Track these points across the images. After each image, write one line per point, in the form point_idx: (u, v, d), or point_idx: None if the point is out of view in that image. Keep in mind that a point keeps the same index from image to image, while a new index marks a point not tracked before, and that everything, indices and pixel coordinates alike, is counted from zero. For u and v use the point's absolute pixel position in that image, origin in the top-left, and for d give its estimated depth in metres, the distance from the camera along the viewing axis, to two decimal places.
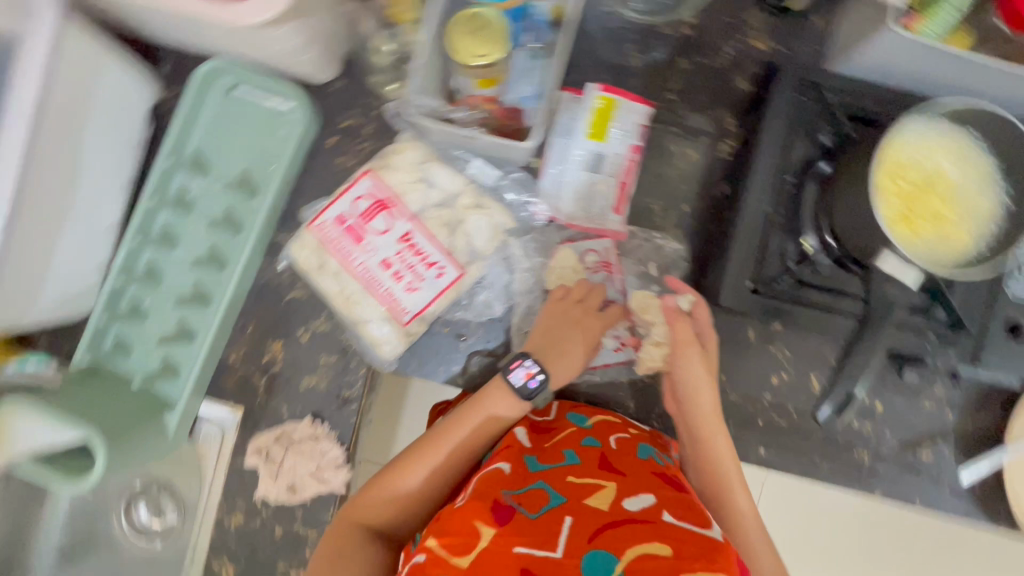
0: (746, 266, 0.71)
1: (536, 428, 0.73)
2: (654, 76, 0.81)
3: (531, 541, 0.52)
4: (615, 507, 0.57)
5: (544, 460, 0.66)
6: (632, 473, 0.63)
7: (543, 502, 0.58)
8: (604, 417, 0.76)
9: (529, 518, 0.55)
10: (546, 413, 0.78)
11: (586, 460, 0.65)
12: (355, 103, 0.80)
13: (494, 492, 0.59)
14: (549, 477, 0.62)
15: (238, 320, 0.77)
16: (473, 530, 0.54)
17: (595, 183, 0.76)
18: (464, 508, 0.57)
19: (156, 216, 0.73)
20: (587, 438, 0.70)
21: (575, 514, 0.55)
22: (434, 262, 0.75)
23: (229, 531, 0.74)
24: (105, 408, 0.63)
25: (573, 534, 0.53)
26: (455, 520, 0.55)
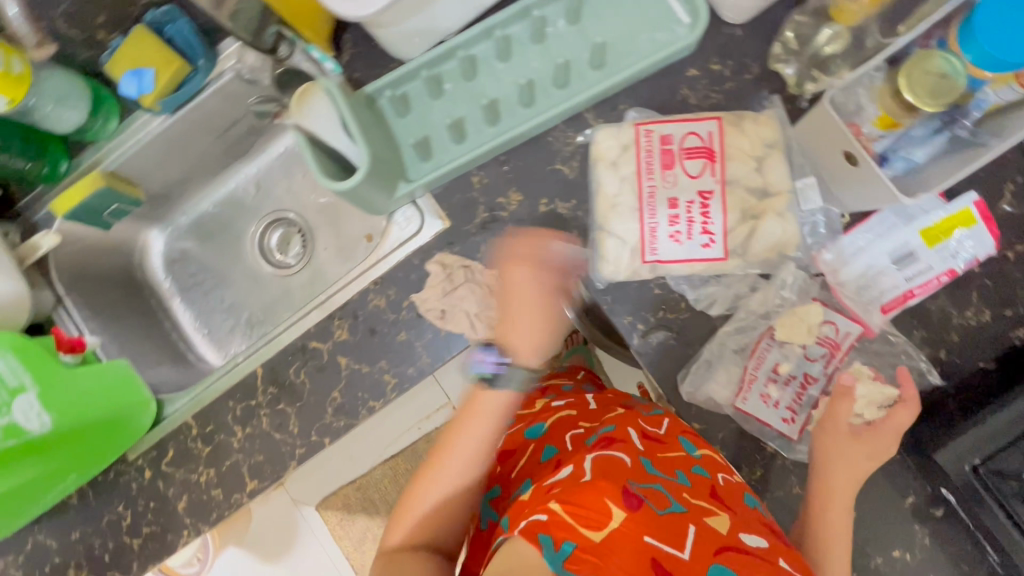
0: (985, 441, 0.63)
1: (645, 434, 0.68)
2: (1009, 225, 0.71)
3: (664, 536, 0.50)
4: (733, 536, 0.54)
5: (657, 465, 0.62)
6: (742, 513, 0.60)
7: (666, 502, 0.55)
8: (711, 454, 0.69)
9: (655, 513, 0.52)
10: (654, 425, 0.71)
11: (698, 485, 0.61)
12: (736, 55, 0.75)
13: (619, 478, 0.56)
14: (666, 482, 0.59)
15: (501, 155, 0.79)
16: (605, 509, 0.50)
17: (886, 274, 0.70)
18: (591, 483, 0.53)
19: (513, 25, 0.76)
20: (696, 467, 0.65)
21: (698, 526, 0.53)
22: (710, 232, 0.71)
23: (366, 305, 0.81)
24: (371, 134, 0.73)
25: (699, 542, 0.52)
26: (584, 495, 0.51)
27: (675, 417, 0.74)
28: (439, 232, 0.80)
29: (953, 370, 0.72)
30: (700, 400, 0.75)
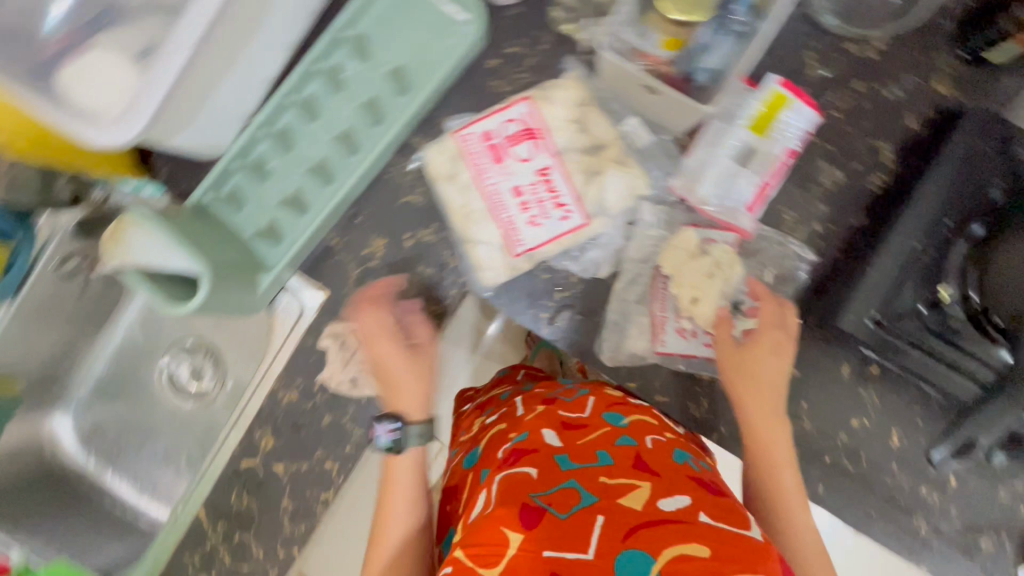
0: (875, 295, 0.65)
1: (565, 426, 0.69)
2: (825, 89, 0.75)
3: (566, 543, 0.51)
4: (650, 507, 0.54)
5: (576, 458, 0.62)
6: (668, 476, 0.59)
7: (574, 501, 0.55)
8: (640, 417, 0.70)
9: (558, 517, 0.53)
10: (581, 410, 0.73)
11: (619, 460, 0.61)
12: (526, 33, 0.76)
13: (521, 494, 0.57)
14: (581, 476, 0.59)
15: (350, 208, 0.78)
16: (501, 538, 0.52)
17: (739, 175, 0.71)
18: (492, 514, 0.55)
19: (307, 84, 0.75)
20: (622, 438, 0.65)
21: (607, 513, 0.53)
22: (563, 204, 0.71)
23: (280, 404, 0.78)
24: (205, 243, 0.69)
25: (606, 532, 0.51)
26: (485, 531, 0.54)
27: (602, 394, 0.75)
28: (321, 304, 0.78)
29: (832, 238, 0.74)
30: (625, 359, 0.75)
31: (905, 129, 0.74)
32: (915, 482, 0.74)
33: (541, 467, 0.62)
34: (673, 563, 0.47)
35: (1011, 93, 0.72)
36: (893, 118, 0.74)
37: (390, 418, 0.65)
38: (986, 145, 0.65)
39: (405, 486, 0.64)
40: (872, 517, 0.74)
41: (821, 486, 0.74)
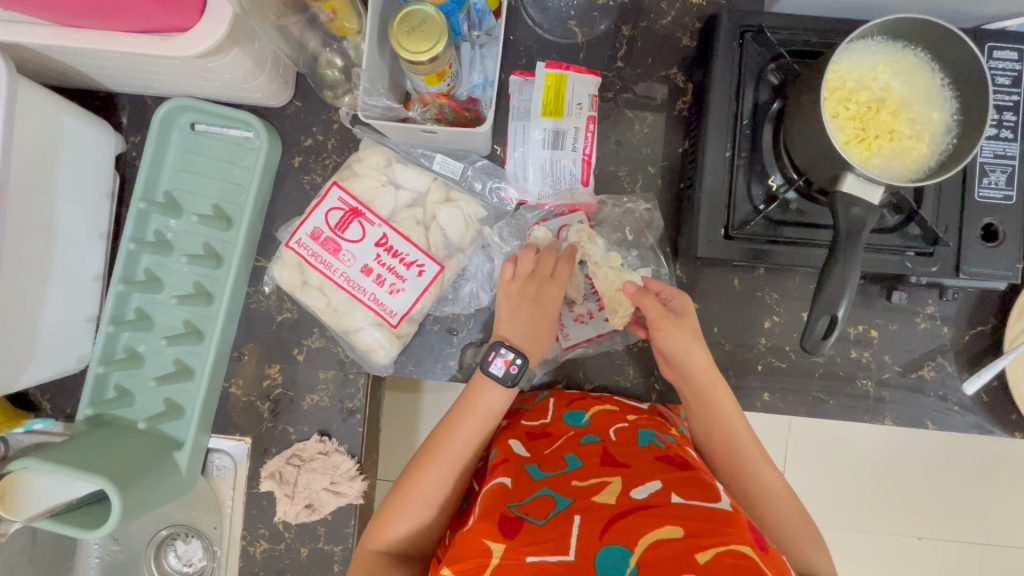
0: (716, 213, 0.67)
1: (531, 434, 0.71)
2: (601, 48, 0.77)
3: (547, 548, 0.51)
4: (623, 498, 0.55)
5: (546, 467, 0.64)
6: (636, 464, 0.60)
7: (550, 507, 0.56)
8: (601, 407, 0.73)
9: (536, 526, 0.54)
10: (543, 415, 0.74)
11: (588, 459, 0.63)
12: (315, 121, 0.77)
13: (499, 506, 0.58)
14: (553, 483, 0.60)
15: (234, 351, 0.79)
16: (485, 549, 0.52)
17: (560, 159, 0.73)
18: (472, 529, 0.55)
19: (139, 259, 0.76)
20: (587, 436, 0.68)
21: (584, 512, 0.54)
22: (413, 261, 0.72)
23: (255, 557, 0.78)
24: (111, 455, 0.68)
25: (583, 531, 0.52)
26: (469, 544, 0.54)
27: (560, 395, 0.78)
28: (249, 449, 0.78)
29: (670, 173, 0.78)
30: None
31: (683, 51, 0.77)
32: (843, 350, 0.76)
33: (515, 475, 0.63)
34: (649, 550, 0.48)
35: None
36: (669, 46, 0.77)
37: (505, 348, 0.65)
38: (746, 38, 0.66)
39: (474, 423, 0.66)
40: (822, 398, 0.76)
41: (764, 393, 0.76)
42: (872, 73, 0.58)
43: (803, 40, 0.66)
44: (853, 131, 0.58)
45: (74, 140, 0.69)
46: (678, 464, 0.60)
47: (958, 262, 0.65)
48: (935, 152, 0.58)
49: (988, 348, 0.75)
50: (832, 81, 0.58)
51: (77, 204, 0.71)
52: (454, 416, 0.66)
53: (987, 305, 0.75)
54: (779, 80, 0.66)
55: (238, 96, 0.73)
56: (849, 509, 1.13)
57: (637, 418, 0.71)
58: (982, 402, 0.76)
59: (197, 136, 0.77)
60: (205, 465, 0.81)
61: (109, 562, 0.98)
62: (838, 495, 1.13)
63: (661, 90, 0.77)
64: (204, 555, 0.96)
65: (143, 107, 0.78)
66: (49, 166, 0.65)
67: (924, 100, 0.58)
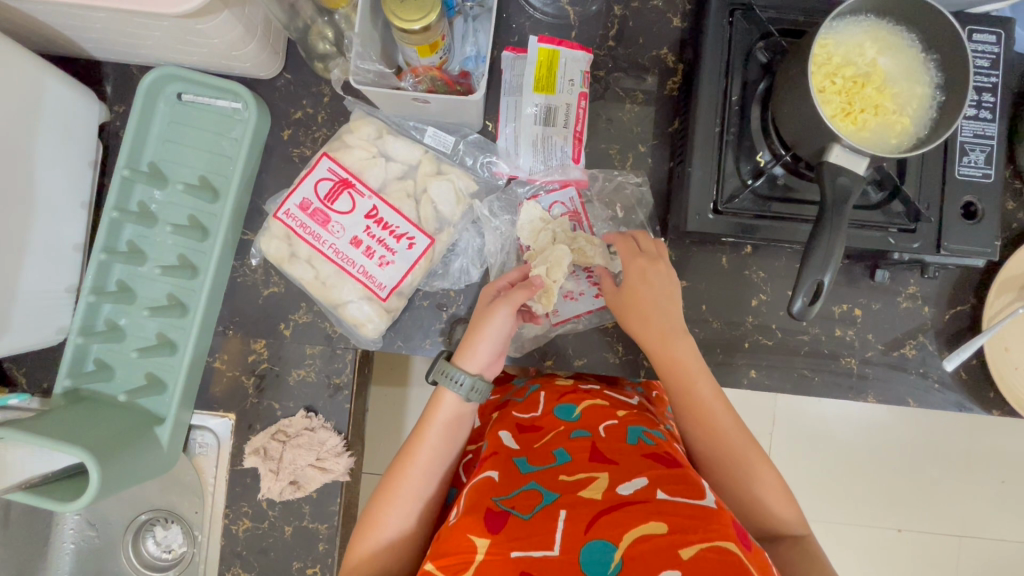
0: (706, 188, 0.68)
1: (520, 428, 0.71)
2: (592, 28, 0.78)
3: (531, 543, 0.51)
4: (610, 493, 0.55)
5: (534, 461, 0.64)
6: (624, 460, 0.60)
7: (537, 501, 0.56)
8: (591, 402, 0.72)
9: (521, 520, 0.54)
10: (534, 408, 0.75)
11: (576, 455, 0.62)
12: (305, 93, 0.77)
13: (486, 501, 0.58)
14: (541, 477, 0.60)
15: (218, 326, 0.77)
16: (469, 545, 0.53)
17: (551, 136, 0.74)
18: (457, 525, 0.55)
19: (122, 229, 0.75)
20: (576, 431, 0.67)
21: (570, 507, 0.54)
22: (404, 234, 0.72)
23: (238, 535, 0.76)
24: (90, 429, 0.67)
25: (569, 526, 0.52)
26: (453, 539, 0.54)
27: (551, 390, 0.77)
28: (233, 426, 0.77)
29: (659, 152, 0.78)
30: (531, 341, 0.78)
31: (673, 32, 0.78)
32: (828, 329, 0.78)
33: (503, 469, 0.63)
34: (634, 545, 0.48)
35: None
36: (660, 26, 0.78)
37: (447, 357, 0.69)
38: (736, 16, 0.67)
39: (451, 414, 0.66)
40: (807, 374, 0.77)
41: (751, 369, 0.77)
42: (859, 49, 0.60)
43: (791, 19, 0.67)
44: (840, 105, 0.59)
45: (59, 105, 0.67)
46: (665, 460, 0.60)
47: (939, 239, 0.67)
48: (919, 125, 0.60)
49: (966, 326, 0.77)
50: (820, 56, 0.60)
51: (59, 171, 0.69)
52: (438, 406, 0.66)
53: (966, 285, 0.77)
54: (768, 57, 0.67)
55: (227, 66, 0.72)
56: (832, 499, 1.14)
57: (626, 415, 0.70)
58: (962, 380, 0.77)
59: (183, 107, 0.76)
60: (187, 442, 0.80)
61: (85, 547, 0.96)
62: (820, 483, 1.14)
63: (651, 70, 0.78)
64: (184, 540, 0.94)
65: (129, 75, 0.77)
66: (31, 129, 0.64)
67: (908, 76, 0.60)
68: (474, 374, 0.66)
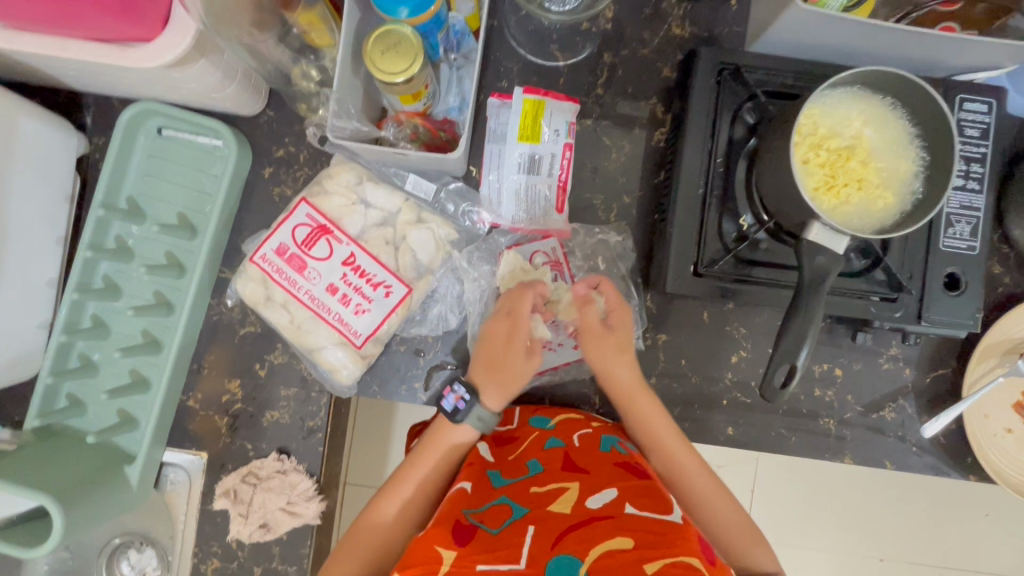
0: (686, 249, 0.67)
1: (498, 441, 0.73)
2: (581, 75, 0.77)
3: (498, 556, 0.52)
4: (579, 508, 0.57)
5: (507, 474, 0.66)
6: (596, 471, 0.63)
7: (507, 516, 0.58)
8: (566, 415, 0.74)
9: (490, 535, 0.55)
10: (509, 422, 0.77)
11: (549, 464, 0.65)
12: (287, 132, 0.76)
13: (456, 512, 0.59)
14: (512, 491, 0.62)
15: (193, 363, 0.77)
16: (435, 556, 0.52)
17: (535, 185, 0.72)
18: (426, 536, 0.55)
19: (97, 265, 0.74)
20: (550, 441, 0.69)
21: (539, 523, 0.56)
22: (380, 282, 0.71)
23: (206, 575, 0.76)
24: (57, 469, 0.66)
25: (536, 541, 0.53)
26: (419, 550, 0.53)
27: (525, 404, 0.79)
28: (205, 465, 0.77)
29: (644, 203, 0.77)
30: None
31: (663, 81, 0.77)
32: (807, 388, 0.77)
33: (476, 481, 0.65)
34: (600, 559, 0.49)
35: (741, 12, 0.75)
36: (650, 75, 0.77)
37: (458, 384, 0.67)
38: (725, 76, 0.66)
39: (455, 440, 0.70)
40: (785, 434, 0.77)
41: (728, 427, 0.76)
42: (846, 120, 0.59)
43: (780, 82, 0.66)
44: (822, 178, 0.59)
45: (35, 141, 0.66)
46: (633, 472, 0.63)
47: (920, 310, 0.66)
48: (903, 201, 0.59)
49: (947, 390, 0.77)
50: (804, 127, 0.59)
51: (33, 207, 0.68)
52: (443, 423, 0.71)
53: (948, 349, 0.77)
54: (755, 119, 0.66)
55: (207, 104, 0.71)
56: (829, 547, 1.04)
57: (600, 426, 0.73)
58: (940, 444, 0.77)
59: (164, 141, 0.75)
60: (159, 478, 0.79)
61: (61, 568, 0.97)
62: (817, 524, 1.03)
63: (640, 120, 0.77)
64: (158, 565, 0.95)
65: (110, 108, 0.76)
66: (5, 167, 0.63)
67: (894, 150, 0.59)
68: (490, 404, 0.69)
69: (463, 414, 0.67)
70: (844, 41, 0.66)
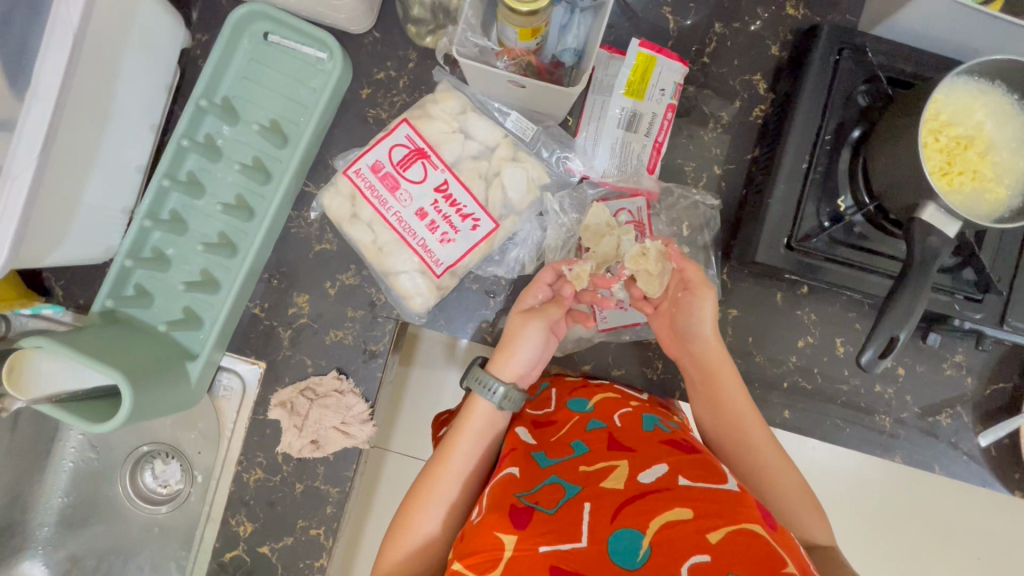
0: (782, 222, 0.67)
1: (536, 424, 0.69)
2: (689, 41, 0.77)
3: (558, 536, 0.50)
4: (631, 483, 0.54)
5: (553, 454, 0.62)
6: (642, 448, 0.59)
7: (560, 495, 0.55)
8: (604, 395, 0.69)
9: (547, 514, 0.53)
10: (547, 405, 0.72)
11: (595, 445, 0.61)
12: (391, 55, 0.76)
13: (509, 497, 0.56)
14: (561, 470, 0.59)
15: (263, 273, 0.76)
16: (497, 542, 0.51)
17: (630, 142, 0.73)
18: (483, 523, 0.54)
19: (184, 159, 0.73)
20: (591, 422, 0.65)
21: (594, 499, 0.53)
22: (469, 214, 0.71)
23: (248, 484, 0.76)
24: (126, 354, 0.65)
25: (594, 517, 0.51)
26: (479, 537, 0.52)
27: (561, 384, 0.75)
28: (261, 374, 0.76)
29: (733, 177, 0.77)
30: (573, 343, 0.78)
31: (770, 60, 0.77)
32: (868, 383, 0.77)
33: (522, 464, 0.62)
34: (662, 532, 0.48)
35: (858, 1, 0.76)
36: (757, 51, 0.77)
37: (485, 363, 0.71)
38: (845, 55, 0.67)
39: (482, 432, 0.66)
40: (840, 425, 0.77)
41: (785, 410, 0.76)
42: (969, 110, 0.59)
43: (900, 68, 0.66)
44: (938, 164, 0.59)
45: (150, 23, 0.66)
46: (683, 446, 0.60)
47: (1003, 313, 0.66)
48: (1013, 198, 0.59)
49: (1005, 403, 0.77)
50: (929, 110, 0.59)
51: (136, 89, 0.67)
52: (468, 418, 0.66)
53: (1012, 363, 0.77)
54: (867, 102, 0.66)
55: (320, 14, 0.71)
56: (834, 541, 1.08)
57: (639, 405, 0.69)
58: (990, 456, 0.77)
59: (268, 46, 0.75)
60: (212, 383, 0.78)
61: (82, 469, 0.95)
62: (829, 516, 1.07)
63: (741, 94, 0.77)
64: (182, 477, 0.94)
65: (218, 6, 0.75)
66: (122, 43, 0.62)
67: (1011, 146, 0.59)
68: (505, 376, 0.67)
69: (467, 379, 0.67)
70: (968, 37, 0.66)
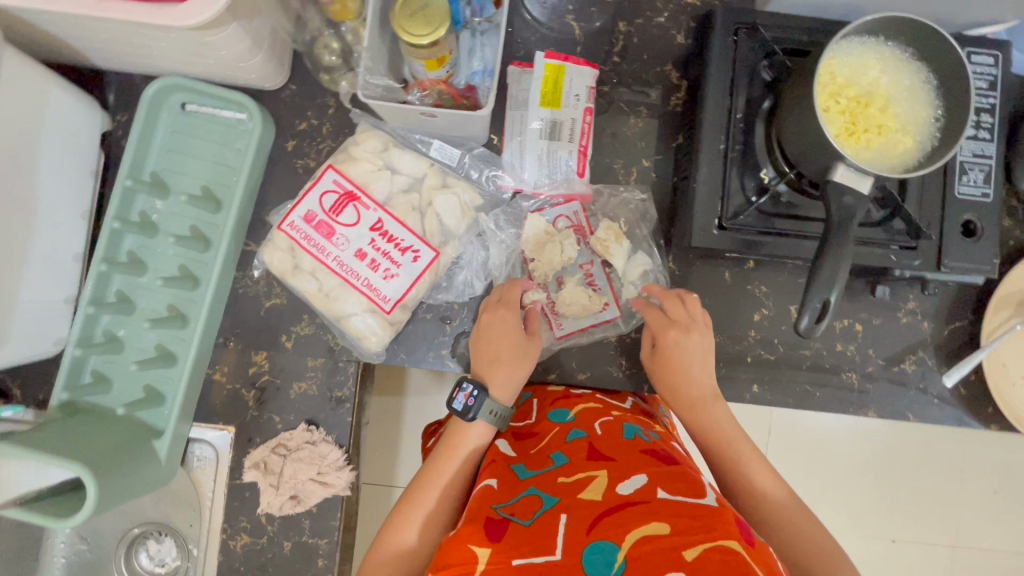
0: (711, 204, 0.69)
1: (517, 436, 0.70)
2: (597, 44, 0.79)
3: (532, 549, 0.48)
4: (609, 494, 0.53)
5: (532, 466, 0.62)
6: (622, 458, 0.58)
7: (536, 507, 0.54)
8: (584, 406, 0.70)
9: (521, 527, 0.52)
10: (528, 416, 0.74)
11: (574, 456, 0.60)
12: (309, 105, 0.77)
13: (486, 509, 0.56)
14: (540, 482, 0.58)
15: (219, 337, 0.76)
16: (470, 555, 0.49)
17: (556, 150, 0.73)
18: (457, 535, 0.52)
19: (123, 239, 0.74)
20: (572, 432, 0.65)
21: (571, 511, 0.52)
22: (409, 246, 0.71)
23: (235, 551, 0.75)
24: (89, 443, 0.65)
25: (569, 530, 0.49)
26: (453, 549, 0.50)
27: (543, 396, 0.76)
28: (232, 439, 0.76)
29: (663, 167, 0.79)
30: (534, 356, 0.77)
31: (677, 49, 0.79)
32: (830, 344, 0.78)
33: (502, 476, 0.62)
34: (637, 546, 0.46)
35: None
36: (665, 43, 0.79)
37: (467, 383, 0.67)
38: (741, 35, 0.68)
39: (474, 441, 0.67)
40: (809, 389, 0.78)
41: (753, 385, 0.77)
42: (863, 69, 0.61)
43: (794, 39, 0.69)
44: (843, 125, 0.60)
45: (63, 113, 0.67)
46: (664, 456, 0.59)
47: (939, 257, 0.68)
48: (919, 146, 0.60)
49: (965, 342, 0.78)
50: (824, 76, 0.60)
51: (60, 180, 0.68)
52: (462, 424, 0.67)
53: (964, 301, 0.78)
54: (772, 76, 0.67)
55: (231, 76, 0.72)
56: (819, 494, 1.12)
57: (621, 413, 0.69)
58: (961, 395, 0.78)
59: (187, 116, 0.76)
60: (187, 455, 0.79)
61: (76, 562, 0.94)
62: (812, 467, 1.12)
63: (656, 86, 0.79)
64: (177, 554, 0.93)
65: (133, 84, 0.76)
66: (35, 139, 0.63)
67: (910, 96, 0.61)
68: (508, 404, 0.69)
69: (474, 411, 0.65)
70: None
